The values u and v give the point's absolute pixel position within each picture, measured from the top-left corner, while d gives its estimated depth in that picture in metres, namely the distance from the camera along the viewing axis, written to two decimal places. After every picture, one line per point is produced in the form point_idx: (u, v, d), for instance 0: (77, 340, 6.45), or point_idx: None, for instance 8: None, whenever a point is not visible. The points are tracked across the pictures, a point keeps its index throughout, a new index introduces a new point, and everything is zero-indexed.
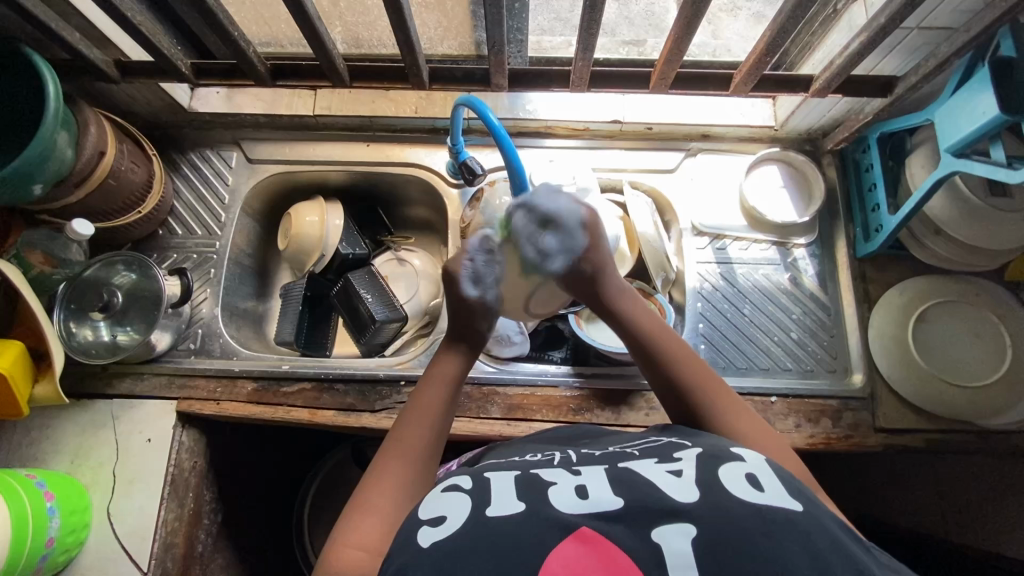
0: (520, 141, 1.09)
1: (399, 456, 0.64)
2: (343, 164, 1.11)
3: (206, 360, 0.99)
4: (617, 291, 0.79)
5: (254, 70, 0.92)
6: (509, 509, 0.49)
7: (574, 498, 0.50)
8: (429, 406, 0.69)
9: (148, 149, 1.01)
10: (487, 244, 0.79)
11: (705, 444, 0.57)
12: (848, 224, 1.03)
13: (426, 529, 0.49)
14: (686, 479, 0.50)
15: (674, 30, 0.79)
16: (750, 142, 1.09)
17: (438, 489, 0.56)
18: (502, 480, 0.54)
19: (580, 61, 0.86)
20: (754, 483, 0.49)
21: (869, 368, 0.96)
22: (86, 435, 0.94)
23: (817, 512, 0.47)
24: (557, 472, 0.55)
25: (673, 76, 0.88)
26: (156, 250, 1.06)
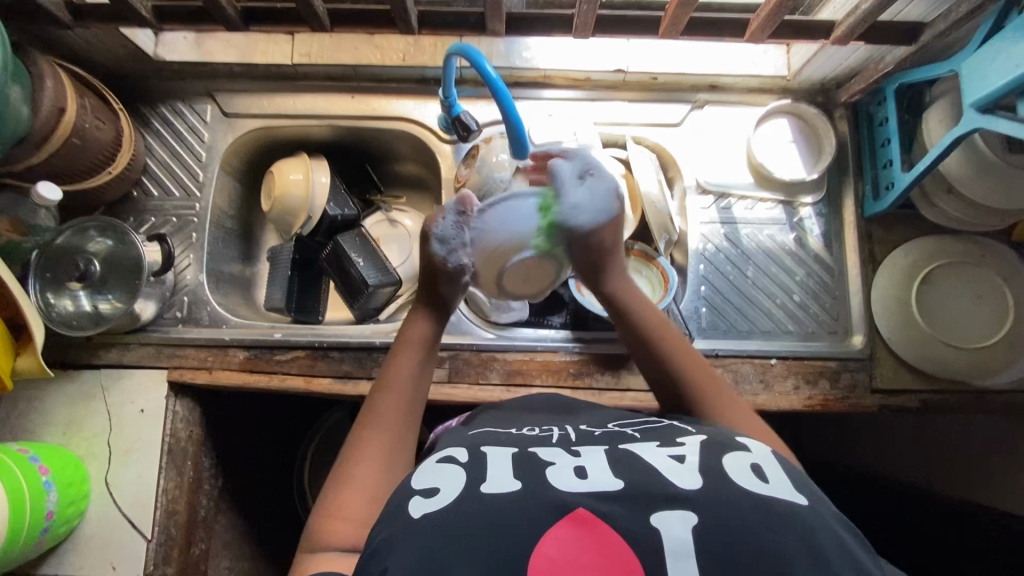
0: (516, 93, 1.02)
1: (378, 426, 0.63)
2: (327, 118, 1.03)
3: (194, 328, 0.96)
4: (617, 276, 0.77)
5: (223, 14, 0.84)
6: (504, 488, 0.48)
7: (573, 479, 0.49)
8: (404, 371, 0.68)
9: (113, 102, 0.93)
10: (464, 204, 0.71)
11: (710, 431, 0.56)
12: (858, 181, 0.99)
13: (418, 501, 0.48)
14: (689, 465, 0.49)
15: None
16: (760, 93, 1.03)
17: (433, 460, 0.54)
18: (498, 456, 0.53)
19: (586, 4, 0.78)
20: (760, 475, 0.48)
21: (870, 329, 0.95)
22: (77, 407, 0.92)
23: (823, 510, 0.46)
24: (555, 452, 0.54)
25: (685, 21, 0.81)
26: (132, 214, 1.00)
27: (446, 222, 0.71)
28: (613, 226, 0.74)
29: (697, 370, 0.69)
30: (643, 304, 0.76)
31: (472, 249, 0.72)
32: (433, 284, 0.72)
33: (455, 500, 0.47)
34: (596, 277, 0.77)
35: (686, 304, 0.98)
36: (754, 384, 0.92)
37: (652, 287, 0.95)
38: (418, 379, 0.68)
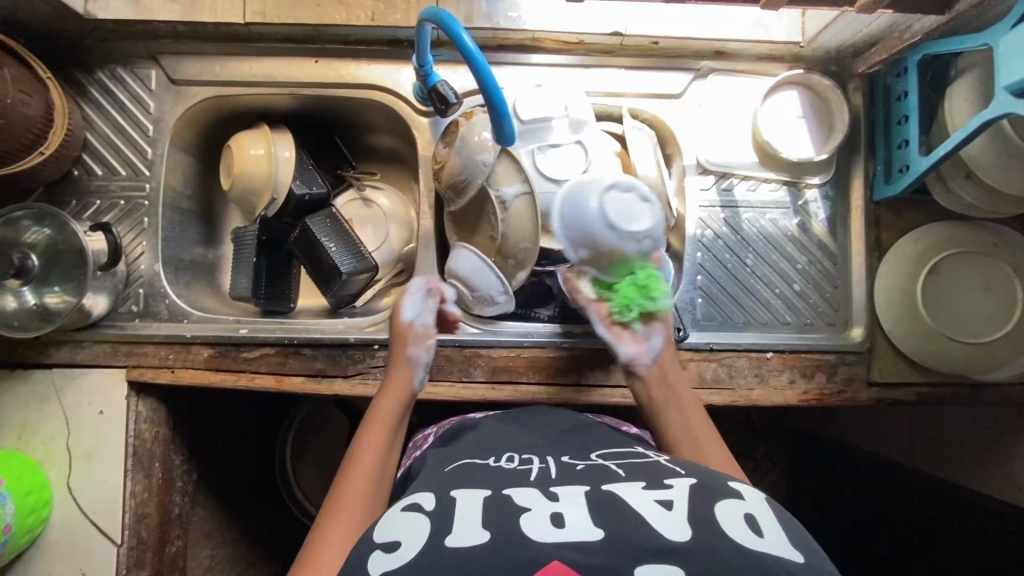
0: (500, 57, 0.91)
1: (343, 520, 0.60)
2: (289, 86, 0.92)
3: (153, 323, 0.89)
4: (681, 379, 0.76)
5: None
6: (472, 540, 0.48)
7: (548, 528, 0.49)
8: (370, 456, 0.67)
9: (40, 69, 0.81)
10: (430, 283, 0.82)
11: (701, 474, 0.56)
12: (869, 161, 0.92)
13: (378, 556, 0.49)
14: (677, 513, 0.50)
15: None
16: (768, 61, 0.94)
17: (398, 507, 0.55)
18: (468, 503, 0.53)
19: None
20: (754, 528, 0.49)
21: (871, 321, 0.91)
22: (30, 408, 0.86)
23: (820, 564, 0.47)
24: (530, 495, 0.54)
25: None
26: (74, 195, 0.90)
27: (416, 300, 0.80)
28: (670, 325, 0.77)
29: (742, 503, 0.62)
30: (684, 403, 0.73)
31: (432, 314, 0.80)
32: (401, 346, 0.78)
33: (419, 554, 0.48)
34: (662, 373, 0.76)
35: (681, 295, 0.92)
36: (748, 378, 0.89)
37: None
38: (393, 440, 0.70)
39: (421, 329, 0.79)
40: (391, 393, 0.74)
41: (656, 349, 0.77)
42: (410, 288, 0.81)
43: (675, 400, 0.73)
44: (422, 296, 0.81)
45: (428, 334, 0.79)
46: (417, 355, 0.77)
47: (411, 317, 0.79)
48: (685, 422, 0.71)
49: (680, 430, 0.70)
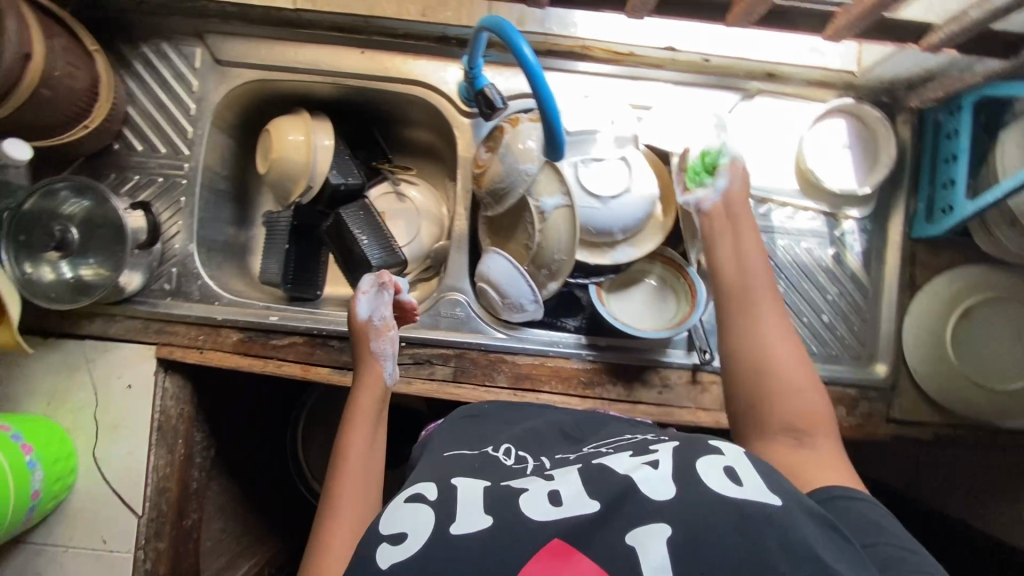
0: (548, 63, 0.90)
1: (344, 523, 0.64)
2: (332, 75, 0.91)
3: (184, 303, 0.89)
4: (743, 213, 0.73)
5: None
6: (476, 525, 0.49)
7: (546, 506, 0.50)
8: (360, 454, 0.70)
9: (88, 42, 0.80)
10: (380, 278, 0.82)
11: (685, 439, 0.58)
12: (911, 197, 0.91)
13: (386, 548, 0.49)
14: (662, 472, 0.52)
15: None
16: (819, 87, 0.92)
17: (401, 497, 0.56)
18: (468, 490, 0.54)
19: None
20: (733, 478, 0.50)
21: (896, 358, 0.91)
22: (61, 376, 0.88)
23: (796, 505, 0.48)
24: (529, 480, 0.55)
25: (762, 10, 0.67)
26: (113, 169, 0.90)
27: (370, 297, 0.82)
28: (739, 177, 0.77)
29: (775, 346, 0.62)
30: (744, 238, 0.71)
31: (390, 310, 0.82)
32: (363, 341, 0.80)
33: (425, 546, 0.48)
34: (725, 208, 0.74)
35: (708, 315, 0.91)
36: None
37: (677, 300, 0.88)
38: (377, 424, 0.75)
39: (378, 327, 0.81)
40: (368, 390, 0.77)
41: (723, 188, 0.75)
42: (360, 287, 0.82)
43: (737, 233, 0.71)
44: (374, 295, 0.82)
45: (387, 328, 0.82)
46: (382, 350, 0.81)
47: (368, 312, 0.81)
48: (741, 253, 0.69)
49: (731, 258, 0.69)
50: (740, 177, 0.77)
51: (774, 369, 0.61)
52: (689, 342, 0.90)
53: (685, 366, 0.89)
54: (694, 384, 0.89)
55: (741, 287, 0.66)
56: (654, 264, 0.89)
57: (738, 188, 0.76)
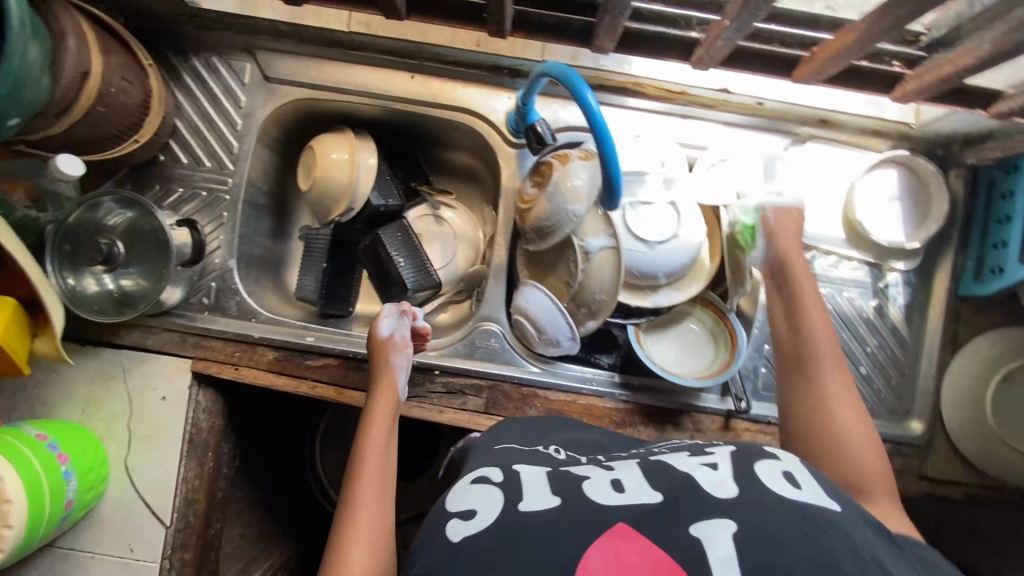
0: (597, 97, 0.89)
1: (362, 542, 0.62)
2: (379, 97, 0.90)
3: (221, 319, 0.90)
4: (800, 267, 0.74)
5: None
6: (544, 504, 0.52)
7: (611, 492, 0.53)
8: (376, 470, 0.70)
9: (143, 58, 0.80)
10: (404, 306, 0.84)
11: (740, 443, 0.61)
12: (959, 254, 0.90)
13: (457, 523, 0.52)
14: (723, 473, 0.54)
15: (867, 19, 0.60)
16: (872, 136, 0.91)
17: (467, 479, 0.59)
18: (533, 475, 0.57)
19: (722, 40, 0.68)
20: (792, 481, 0.53)
21: (932, 415, 0.91)
22: (97, 385, 0.89)
23: (854, 513, 0.51)
24: (590, 469, 0.59)
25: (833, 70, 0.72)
26: (157, 180, 0.90)
27: (393, 318, 0.82)
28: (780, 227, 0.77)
29: (830, 408, 0.64)
30: (804, 295, 0.72)
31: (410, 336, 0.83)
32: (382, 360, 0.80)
33: (497, 522, 0.51)
34: (779, 264, 0.75)
35: (746, 361, 0.90)
36: None
37: (715, 344, 0.87)
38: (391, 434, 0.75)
39: (398, 349, 0.82)
40: (383, 404, 0.77)
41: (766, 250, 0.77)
42: (385, 312, 0.82)
43: (797, 290, 0.73)
44: (396, 319, 0.83)
45: (406, 351, 0.82)
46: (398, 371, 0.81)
47: (390, 331, 0.82)
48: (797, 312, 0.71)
49: (786, 319, 0.72)
50: (775, 229, 0.77)
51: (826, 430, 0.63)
52: (724, 388, 0.89)
53: (718, 412, 0.88)
54: (726, 431, 0.88)
55: (797, 333, 0.70)
56: (693, 308, 0.89)
57: (785, 231, 0.77)
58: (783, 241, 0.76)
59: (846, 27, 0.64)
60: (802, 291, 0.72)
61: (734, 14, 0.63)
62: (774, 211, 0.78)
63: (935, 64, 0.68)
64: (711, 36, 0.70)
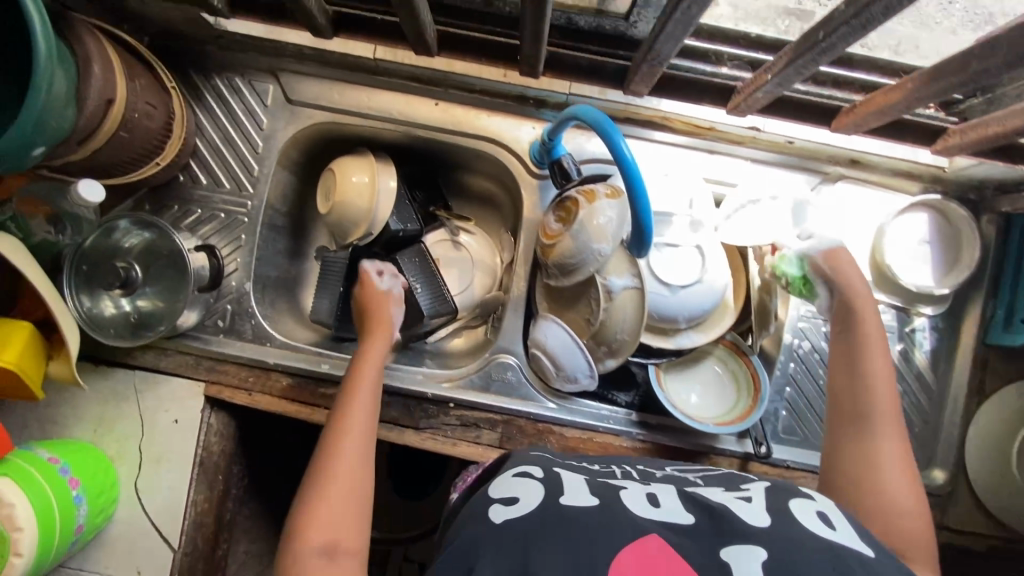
0: (623, 130, 0.88)
1: (345, 464, 0.64)
2: (403, 123, 0.89)
3: (236, 342, 0.89)
4: (869, 311, 0.71)
5: (312, 20, 0.73)
6: (584, 501, 0.55)
7: (646, 504, 0.56)
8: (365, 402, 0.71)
9: (166, 80, 0.79)
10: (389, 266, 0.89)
11: (773, 480, 0.63)
12: (989, 300, 0.89)
13: (499, 507, 0.55)
14: (756, 506, 0.56)
15: (916, 77, 0.58)
16: (903, 178, 0.89)
17: (509, 474, 0.63)
18: (574, 480, 0.60)
19: (764, 94, 0.67)
20: (827, 522, 0.54)
21: (956, 465, 0.89)
22: (109, 406, 0.88)
23: (889, 561, 0.51)
24: (625, 481, 0.62)
25: (875, 124, 0.70)
26: (176, 201, 0.89)
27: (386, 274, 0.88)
28: (841, 265, 0.74)
29: (881, 462, 0.63)
30: (873, 340, 0.69)
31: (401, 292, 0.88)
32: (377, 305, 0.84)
33: (539, 509, 0.54)
34: (847, 305, 0.72)
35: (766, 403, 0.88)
36: None
37: (736, 385, 0.86)
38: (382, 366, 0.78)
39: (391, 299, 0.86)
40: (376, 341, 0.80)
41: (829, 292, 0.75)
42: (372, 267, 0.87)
43: (865, 332, 0.70)
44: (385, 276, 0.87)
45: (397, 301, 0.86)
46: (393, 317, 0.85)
47: (389, 285, 0.87)
48: (863, 355, 0.69)
49: (848, 361, 0.69)
50: (839, 272, 0.74)
51: (871, 482, 0.62)
52: (743, 430, 0.87)
53: (737, 454, 0.86)
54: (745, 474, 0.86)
55: (856, 372, 0.68)
56: (715, 348, 0.87)
57: (846, 274, 0.74)
58: (847, 282, 0.73)
59: (892, 85, 0.63)
60: (868, 335, 0.69)
61: (777, 68, 0.62)
62: (822, 256, 0.76)
63: (982, 122, 0.68)
64: (751, 87, 0.69)
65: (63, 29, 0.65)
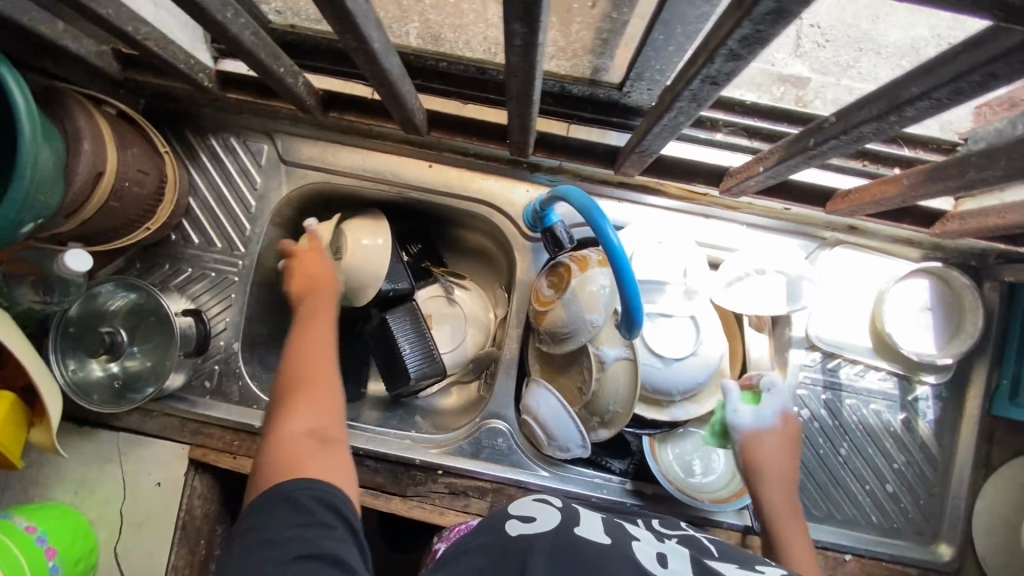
0: (617, 194, 0.87)
1: (309, 385, 0.64)
2: (396, 184, 0.89)
3: (223, 403, 0.87)
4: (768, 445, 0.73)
5: (303, 100, 0.73)
6: (597, 537, 0.55)
7: (653, 559, 0.53)
8: (320, 330, 0.71)
9: (159, 144, 0.79)
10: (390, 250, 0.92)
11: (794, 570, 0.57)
12: (993, 370, 0.86)
13: (516, 523, 0.56)
14: None
15: (911, 173, 0.57)
16: (903, 244, 0.88)
17: (530, 499, 0.64)
18: (591, 517, 0.60)
19: (756, 180, 0.66)
20: None
21: (964, 542, 0.85)
22: (93, 468, 0.86)
23: None
24: (642, 531, 0.61)
25: (868, 210, 0.69)
26: (167, 260, 0.89)
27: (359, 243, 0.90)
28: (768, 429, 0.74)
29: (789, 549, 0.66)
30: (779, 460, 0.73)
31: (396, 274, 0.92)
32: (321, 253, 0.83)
33: (553, 529, 0.55)
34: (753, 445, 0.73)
35: None
36: None
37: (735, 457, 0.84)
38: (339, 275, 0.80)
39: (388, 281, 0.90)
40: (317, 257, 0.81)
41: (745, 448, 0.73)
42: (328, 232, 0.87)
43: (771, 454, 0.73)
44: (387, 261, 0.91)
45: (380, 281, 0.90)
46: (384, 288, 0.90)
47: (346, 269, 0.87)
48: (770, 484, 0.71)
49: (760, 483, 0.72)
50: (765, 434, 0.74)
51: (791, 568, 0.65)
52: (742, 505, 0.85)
53: (736, 527, 0.83)
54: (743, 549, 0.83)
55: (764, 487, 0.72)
56: None
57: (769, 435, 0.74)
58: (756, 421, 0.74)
59: (889, 177, 0.61)
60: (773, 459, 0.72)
61: (769, 162, 0.61)
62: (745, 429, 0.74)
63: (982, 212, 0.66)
64: (742, 176, 0.69)
65: (53, 106, 0.65)
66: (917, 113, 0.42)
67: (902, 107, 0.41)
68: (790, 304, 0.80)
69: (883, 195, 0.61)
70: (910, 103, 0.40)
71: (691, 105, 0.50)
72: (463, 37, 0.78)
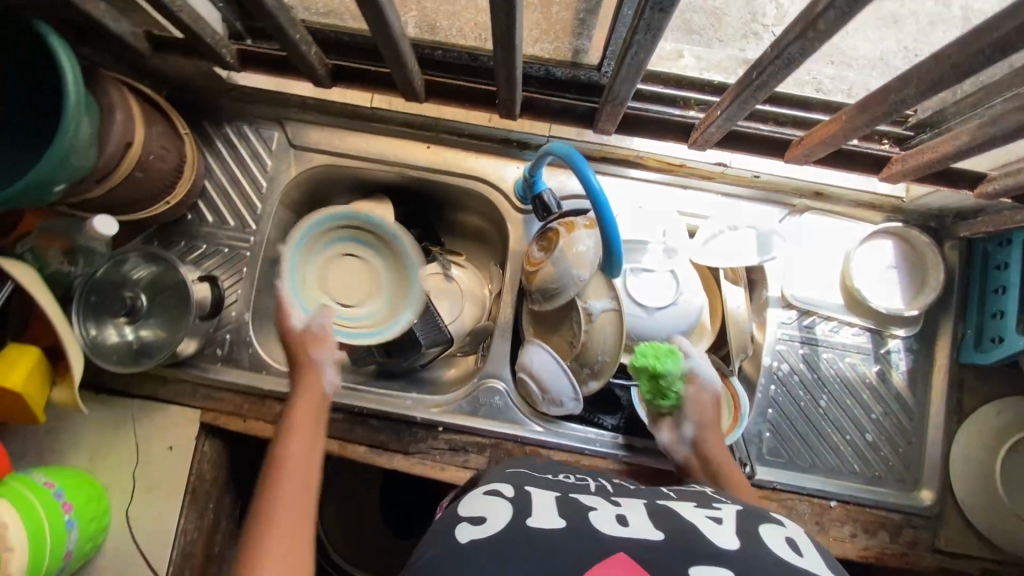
0: (601, 167, 0.95)
1: (277, 520, 0.61)
2: (396, 163, 0.97)
3: (234, 369, 0.92)
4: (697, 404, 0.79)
5: (311, 71, 0.81)
6: (550, 522, 0.52)
7: (616, 525, 0.53)
8: (303, 441, 0.72)
9: (179, 125, 0.87)
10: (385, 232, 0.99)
11: (744, 503, 0.61)
12: (958, 322, 0.92)
13: (466, 526, 0.53)
14: (727, 528, 0.54)
15: (851, 109, 0.64)
16: (867, 208, 0.94)
17: (479, 491, 0.61)
18: (542, 495, 0.58)
19: (717, 124, 0.73)
20: (796, 548, 0.52)
21: (943, 487, 0.89)
22: (107, 434, 0.90)
23: None
24: (595, 499, 0.59)
25: (821, 155, 0.77)
26: (183, 237, 0.95)
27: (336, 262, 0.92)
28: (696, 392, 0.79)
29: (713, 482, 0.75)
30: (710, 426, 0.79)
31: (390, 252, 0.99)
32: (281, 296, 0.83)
33: (503, 527, 0.51)
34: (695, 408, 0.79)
35: (749, 425, 0.90)
36: (809, 525, 0.87)
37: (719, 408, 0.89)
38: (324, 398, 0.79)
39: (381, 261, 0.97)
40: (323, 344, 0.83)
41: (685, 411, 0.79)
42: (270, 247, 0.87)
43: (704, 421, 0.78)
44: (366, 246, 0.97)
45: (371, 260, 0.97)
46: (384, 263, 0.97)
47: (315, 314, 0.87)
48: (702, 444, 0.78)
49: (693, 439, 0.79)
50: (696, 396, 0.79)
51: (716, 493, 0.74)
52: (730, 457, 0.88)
53: None
54: None
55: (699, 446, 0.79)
56: None
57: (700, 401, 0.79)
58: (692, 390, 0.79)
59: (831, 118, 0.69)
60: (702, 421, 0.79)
61: (725, 105, 0.69)
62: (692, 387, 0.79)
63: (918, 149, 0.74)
64: (705, 123, 0.77)
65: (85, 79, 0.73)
66: (830, 27, 0.49)
67: (818, 18, 0.49)
68: (762, 256, 0.87)
69: (829, 134, 0.69)
70: (823, 16, 0.48)
71: (646, 36, 0.57)
72: (454, 23, 0.90)
